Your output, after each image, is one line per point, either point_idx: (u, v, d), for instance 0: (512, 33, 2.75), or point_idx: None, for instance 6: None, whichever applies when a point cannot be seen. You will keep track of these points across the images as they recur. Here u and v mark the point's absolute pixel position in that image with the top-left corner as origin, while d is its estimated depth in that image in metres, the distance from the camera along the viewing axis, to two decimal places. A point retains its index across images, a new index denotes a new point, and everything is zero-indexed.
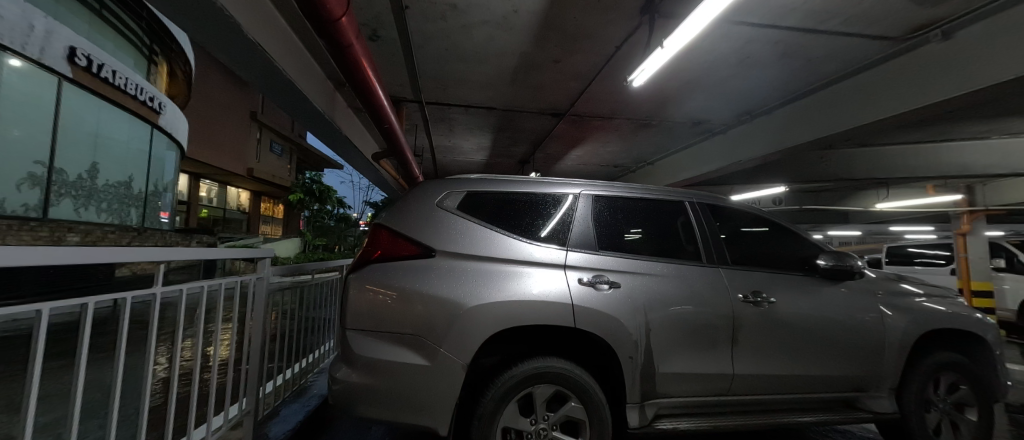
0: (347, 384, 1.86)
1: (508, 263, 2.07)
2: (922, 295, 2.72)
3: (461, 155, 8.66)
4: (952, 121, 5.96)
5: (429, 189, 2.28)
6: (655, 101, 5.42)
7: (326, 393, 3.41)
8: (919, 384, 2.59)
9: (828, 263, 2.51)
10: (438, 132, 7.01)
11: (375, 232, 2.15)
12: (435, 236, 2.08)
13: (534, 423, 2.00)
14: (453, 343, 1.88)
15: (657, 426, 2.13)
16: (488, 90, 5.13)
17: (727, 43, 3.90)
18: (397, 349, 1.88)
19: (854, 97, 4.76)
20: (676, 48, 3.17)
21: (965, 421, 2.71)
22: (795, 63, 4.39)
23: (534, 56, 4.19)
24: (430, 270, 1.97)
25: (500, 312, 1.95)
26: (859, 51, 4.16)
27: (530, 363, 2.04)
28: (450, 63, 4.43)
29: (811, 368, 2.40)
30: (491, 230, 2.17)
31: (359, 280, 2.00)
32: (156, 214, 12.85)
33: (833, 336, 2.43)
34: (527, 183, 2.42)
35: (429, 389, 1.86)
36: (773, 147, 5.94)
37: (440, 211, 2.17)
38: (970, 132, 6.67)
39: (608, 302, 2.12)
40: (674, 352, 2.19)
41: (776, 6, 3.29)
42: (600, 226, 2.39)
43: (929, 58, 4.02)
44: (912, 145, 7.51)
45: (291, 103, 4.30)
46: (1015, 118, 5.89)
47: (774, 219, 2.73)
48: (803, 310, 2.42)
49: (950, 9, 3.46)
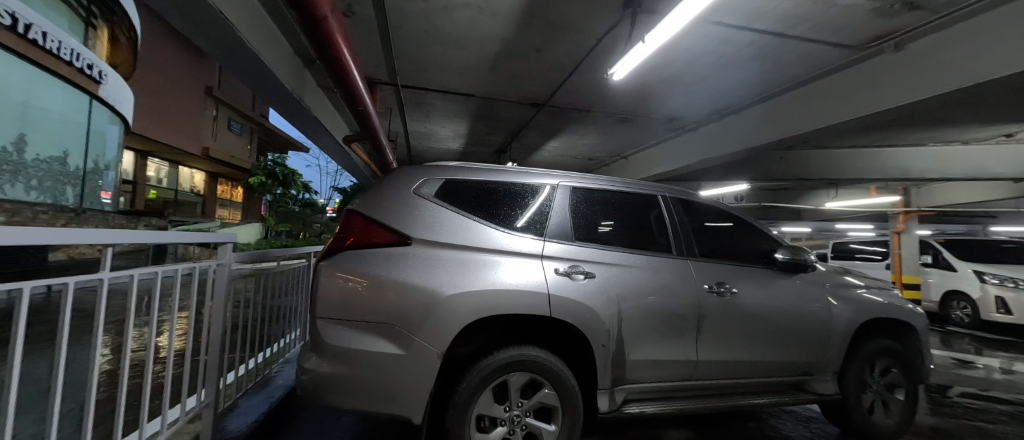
0: (317, 374, 1.80)
1: (479, 251, 2.06)
2: (863, 286, 2.99)
3: (437, 142, 8.49)
4: (896, 128, 6.51)
5: (405, 177, 2.23)
6: (634, 95, 5.52)
7: (292, 384, 3.40)
8: (858, 367, 2.85)
9: (786, 257, 2.70)
10: (413, 117, 6.82)
11: (347, 218, 2.10)
12: (413, 222, 2.04)
13: (508, 410, 2.04)
14: (428, 331, 1.86)
15: (626, 410, 2.22)
16: (467, 75, 5.03)
17: (704, 41, 4.01)
18: (370, 337, 1.83)
19: (816, 102, 5.05)
20: (657, 43, 3.17)
21: (895, 401, 3.01)
22: (766, 64, 4.55)
23: (515, 43, 4.13)
24: (405, 259, 1.92)
25: (475, 301, 1.95)
26: (822, 57, 4.41)
27: (505, 351, 2.05)
28: (429, 46, 4.28)
29: (765, 354, 2.57)
30: (469, 218, 2.16)
31: (330, 266, 1.93)
32: (97, 194, 11.93)
33: (787, 324, 2.62)
34: (507, 173, 2.42)
35: (403, 378, 1.83)
36: (740, 145, 6.24)
37: (418, 198, 2.13)
38: (912, 140, 7.30)
39: (582, 292, 2.16)
40: (644, 340, 2.28)
41: (750, 9, 3.40)
42: (575, 218, 2.43)
43: (883, 67, 4.32)
44: (858, 149, 8.18)
45: (254, 77, 4.00)
46: (949, 128, 6.50)
47: (739, 215, 2.87)
48: (760, 299, 2.59)
49: (906, 22, 3.71)
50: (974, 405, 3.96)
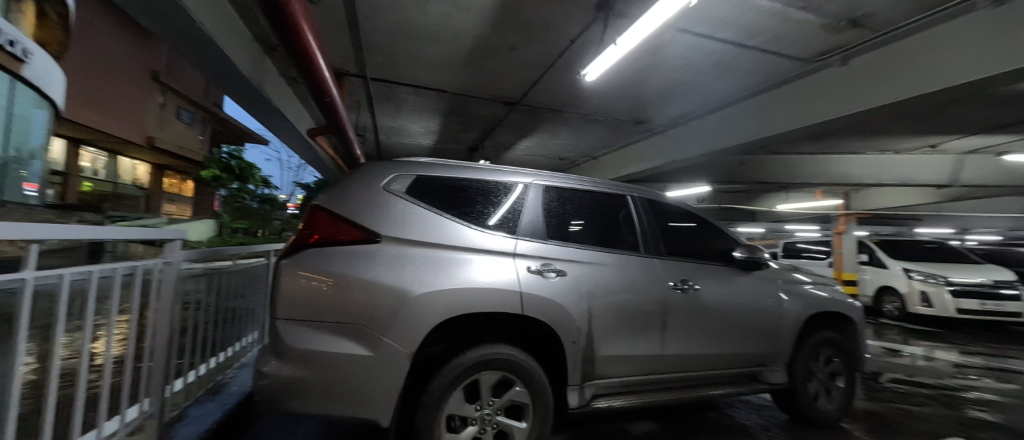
0: (276, 378, 1.71)
1: (451, 249, 2.03)
2: (810, 282, 3.23)
3: (408, 137, 8.31)
4: (839, 137, 7.10)
5: (375, 172, 2.16)
6: (605, 97, 5.65)
7: (248, 389, 3.15)
8: (805, 358, 3.08)
9: (744, 255, 2.86)
10: (383, 111, 6.62)
11: (312, 214, 2.00)
12: (382, 220, 1.98)
13: (479, 409, 2.03)
14: (398, 331, 1.81)
15: (595, 404, 2.27)
16: (440, 71, 4.94)
17: (671, 48, 4.17)
18: (336, 338, 1.76)
19: (771, 109, 5.40)
20: (628, 47, 3.26)
21: (836, 387, 3.27)
22: (727, 72, 4.80)
23: (489, 40, 4.10)
24: (374, 257, 1.86)
25: (447, 300, 1.92)
26: (777, 68, 4.71)
27: (477, 350, 2.04)
28: (401, 39, 4.16)
29: (723, 347, 2.71)
30: (441, 216, 2.12)
31: (292, 264, 1.83)
32: (19, 185, 10.67)
33: (743, 318, 2.78)
34: (479, 170, 2.41)
35: (371, 380, 1.77)
36: (702, 149, 6.55)
37: (388, 195, 2.06)
38: (852, 148, 7.99)
39: (553, 290, 2.19)
40: (613, 336, 2.34)
41: (714, 18, 3.57)
42: (548, 216, 2.45)
43: (829, 80, 4.69)
44: (806, 156, 8.84)
45: (208, 63, 3.73)
46: (883, 138, 7.17)
47: (702, 215, 3.01)
48: (720, 294, 2.73)
49: (850, 39, 4.03)
50: (901, 389, 4.40)
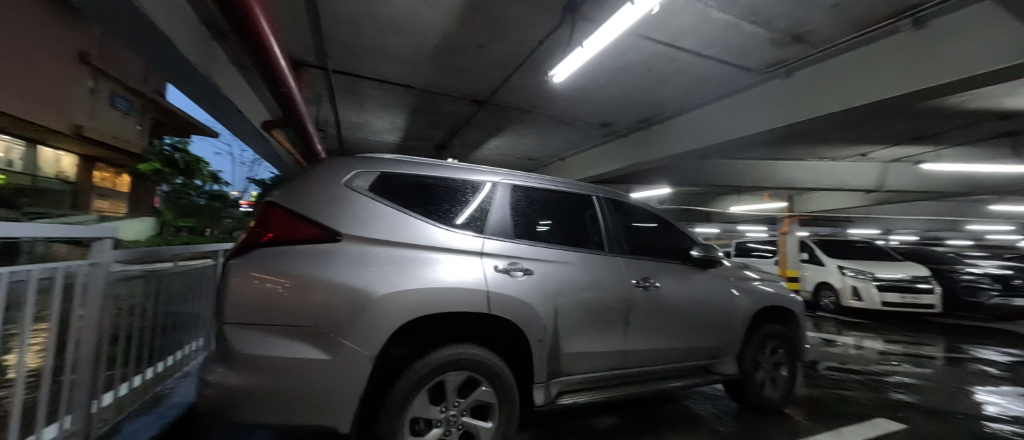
0: (222, 387, 1.58)
1: (416, 249, 1.99)
2: (758, 278, 3.46)
3: (373, 133, 8.03)
4: (784, 144, 7.69)
5: (335, 168, 2.07)
6: (573, 99, 5.75)
7: (192, 400, 2.88)
8: (753, 349, 3.30)
9: (700, 253, 3.02)
10: (345, 105, 6.35)
11: (266, 212, 1.88)
12: (343, 218, 1.89)
13: (444, 411, 2.00)
14: (359, 333, 1.73)
15: (560, 401, 2.30)
16: (407, 66, 4.82)
17: (634, 53, 4.32)
18: (292, 342, 1.66)
19: (725, 116, 5.74)
20: (593, 50, 3.33)
21: (780, 376, 3.53)
22: (687, 79, 5.04)
23: (457, 37, 4.05)
24: (334, 257, 1.77)
25: (411, 300, 1.87)
26: (731, 78, 5.02)
27: (443, 351, 2.00)
28: (365, 31, 4.02)
29: (681, 341, 2.85)
30: (406, 215, 2.07)
31: (242, 265, 1.71)
32: None
33: (699, 314, 2.94)
34: (446, 168, 2.37)
35: (329, 384, 1.69)
36: (664, 152, 6.85)
37: (349, 192, 1.98)
38: (796, 154, 8.67)
39: (521, 288, 2.20)
40: (578, 333, 2.39)
41: (674, 27, 3.74)
42: (515, 215, 2.46)
43: (775, 91, 5.07)
44: (756, 161, 9.49)
45: (147, 46, 3.40)
46: (822, 146, 7.85)
47: (662, 215, 3.14)
48: (678, 291, 2.87)
49: (794, 53, 4.37)
50: (834, 376, 4.84)
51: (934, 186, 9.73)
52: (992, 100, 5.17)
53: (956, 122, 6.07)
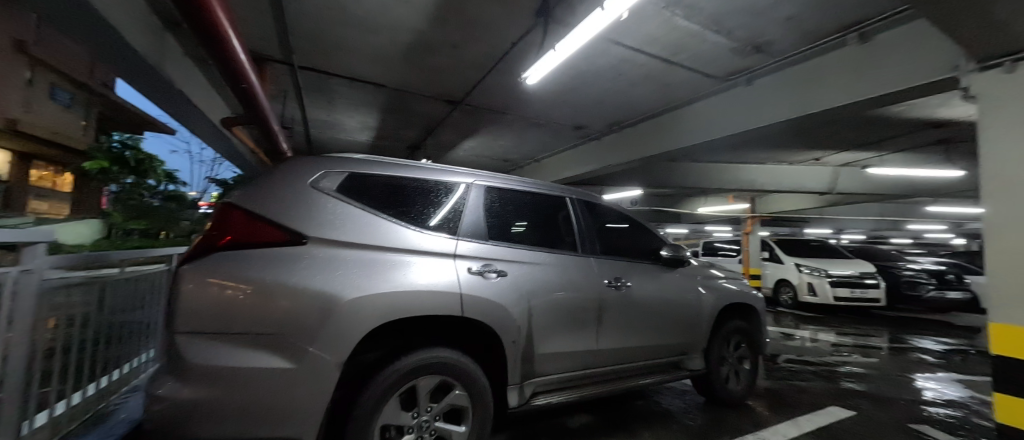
0: (172, 402, 1.47)
1: (387, 251, 1.94)
2: (722, 277, 3.62)
3: (343, 132, 7.78)
4: (747, 149, 8.08)
5: (300, 168, 1.99)
6: (547, 101, 5.81)
7: (141, 416, 2.67)
8: (718, 345, 3.44)
9: (669, 253, 3.12)
10: (313, 103, 6.13)
11: (225, 213, 1.77)
12: (309, 220, 1.82)
13: (416, 416, 1.95)
14: (325, 340, 1.67)
15: (533, 402, 2.31)
16: (378, 64, 4.71)
17: (605, 57, 4.41)
18: (252, 351, 1.57)
19: (692, 121, 5.97)
20: (565, 53, 3.38)
21: (743, 370, 3.70)
22: (657, 84, 5.20)
23: (430, 36, 4.00)
24: (299, 260, 1.70)
25: (382, 304, 1.82)
26: (696, 84, 5.23)
27: (415, 355, 1.96)
28: (334, 27, 3.90)
29: (651, 339, 2.93)
30: (377, 217, 2.02)
31: (197, 270, 1.59)
32: None
33: (669, 312, 3.03)
34: (418, 169, 2.33)
35: (292, 394, 1.61)
36: (635, 155, 7.05)
37: (315, 193, 1.91)
38: (758, 158, 9.14)
39: (495, 290, 2.19)
40: (552, 334, 2.41)
41: (643, 34, 3.86)
42: (489, 217, 2.45)
43: (737, 98, 5.33)
44: (721, 164, 9.93)
45: (89, 35, 3.14)
46: (780, 151, 8.31)
47: (633, 216, 3.23)
48: (648, 290, 2.95)
49: (754, 62, 4.61)
50: (792, 368, 5.13)
51: (878, 189, 10.52)
52: (926, 110, 5.67)
53: (897, 129, 6.59)
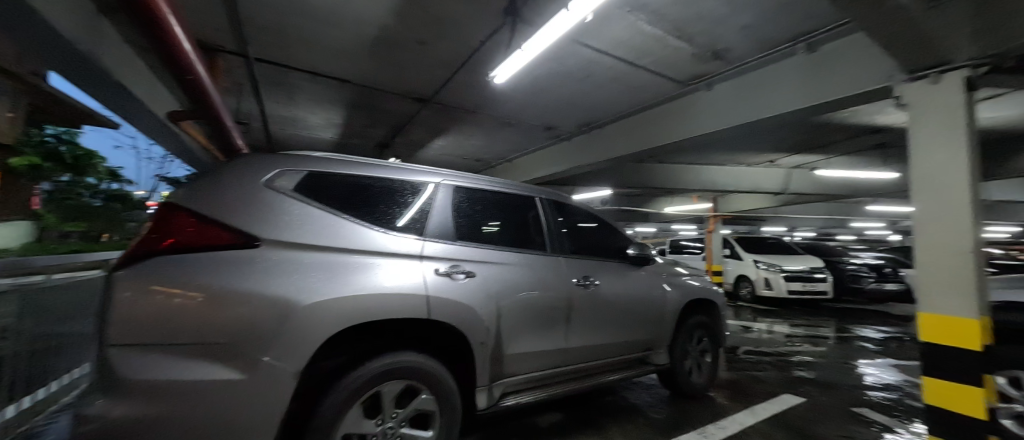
0: (98, 423, 1.32)
1: (349, 253, 1.86)
2: (687, 274, 3.76)
3: (306, 129, 7.45)
4: (709, 151, 8.45)
5: (252, 165, 1.87)
6: (517, 101, 5.82)
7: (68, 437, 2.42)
8: (682, 340, 3.57)
9: (636, 252, 3.20)
10: (272, 98, 5.82)
11: (168, 214, 1.60)
12: (262, 221, 1.71)
13: (380, 423, 1.88)
14: (280, 348, 1.57)
15: (502, 403, 2.29)
16: (342, 59, 4.54)
17: (574, 59, 4.46)
18: (198, 362, 1.45)
19: (657, 123, 6.17)
20: (532, 53, 3.39)
21: (706, 363, 3.85)
22: (624, 87, 5.34)
23: (396, 32, 3.90)
24: (251, 264, 1.59)
25: (343, 308, 1.74)
26: (661, 88, 5.41)
27: (379, 360, 1.89)
28: (292, 19, 3.72)
29: (619, 335, 2.99)
30: (339, 218, 1.93)
31: (134, 276, 1.43)
32: None
33: (635, 309, 3.11)
34: (383, 168, 2.26)
35: (243, 407, 1.51)
36: (604, 156, 7.20)
37: (270, 192, 1.80)
38: (719, 160, 9.58)
39: (463, 292, 2.15)
40: (521, 334, 2.40)
41: (609, 36, 3.94)
42: (458, 217, 2.42)
43: (699, 102, 5.55)
44: (686, 165, 10.34)
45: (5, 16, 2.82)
46: (738, 153, 8.76)
47: (601, 216, 3.29)
48: (616, 288, 3.01)
49: (713, 68, 4.82)
50: (750, 359, 5.41)
51: (826, 189, 11.32)
52: (865, 117, 6.15)
53: (841, 134, 7.10)
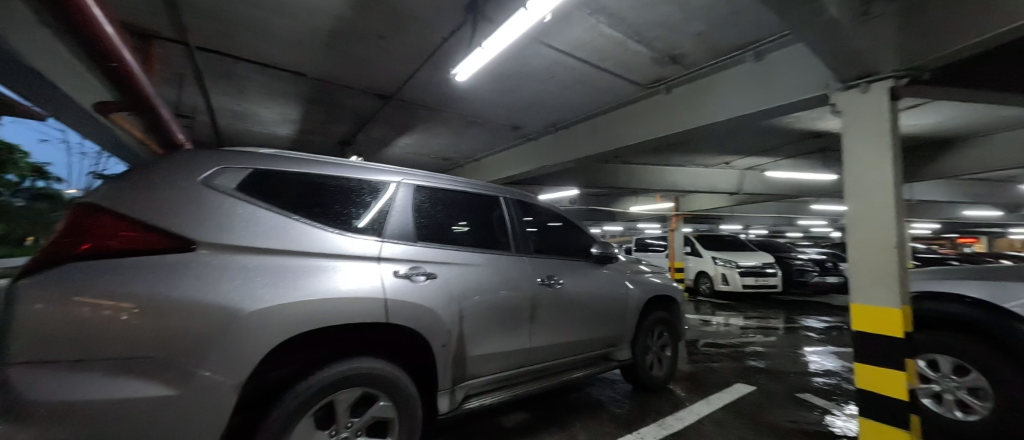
0: None
1: (300, 256, 1.76)
2: (649, 271, 3.88)
3: (259, 124, 7.02)
4: (669, 152, 8.79)
5: (189, 162, 1.72)
6: (483, 100, 5.78)
7: None
8: (644, 335, 3.68)
9: (599, 250, 3.27)
10: (220, 90, 5.44)
11: (82, 215, 1.41)
12: (199, 222, 1.57)
13: (334, 434, 1.80)
14: (221, 359, 1.45)
15: (465, 406, 2.27)
16: (296, 51, 4.32)
17: (538, 58, 4.48)
18: (120, 380, 1.29)
19: (621, 124, 6.34)
20: (493, 51, 3.37)
21: (666, 357, 4.00)
22: (589, 88, 5.43)
23: (353, 24, 3.75)
24: (187, 270, 1.44)
25: (293, 315, 1.64)
26: (623, 90, 5.56)
27: (333, 368, 1.80)
28: (238, 6, 3.49)
29: (582, 333, 3.04)
30: (288, 219, 1.83)
31: (46, 285, 1.23)
32: None
33: (598, 306, 3.17)
34: (339, 167, 2.17)
35: (175, 426, 1.37)
36: (570, 155, 7.31)
37: (209, 191, 1.66)
38: (679, 161, 9.99)
39: (423, 294, 2.10)
40: (483, 335, 2.38)
41: (571, 37, 3.99)
42: (419, 217, 2.36)
43: (660, 104, 5.75)
44: (649, 166, 10.71)
45: None
46: (696, 154, 9.17)
47: (566, 215, 3.33)
48: (580, 287, 3.06)
49: (671, 73, 5.01)
50: (708, 351, 5.68)
51: (776, 190, 12.10)
52: (808, 123, 6.63)
53: (787, 138, 7.61)
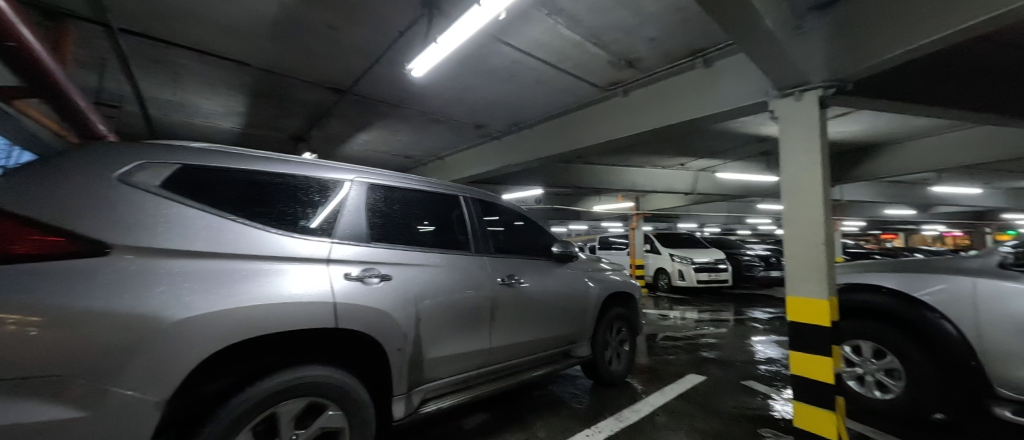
0: None
1: (237, 260, 1.63)
2: (609, 269, 3.98)
3: (199, 117, 6.49)
4: (629, 153, 9.09)
5: (103, 155, 1.53)
6: (445, 97, 5.69)
7: None
8: (603, 331, 3.78)
9: (559, 249, 3.31)
10: (152, 77, 4.97)
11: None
12: (116, 221, 1.40)
13: None
14: (140, 375, 1.30)
15: (422, 410, 2.21)
16: (239, 38, 4.02)
17: (499, 57, 4.47)
18: (14, 403, 1.09)
19: (583, 125, 6.46)
20: (449, 46, 3.32)
21: (625, 351, 4.12)
22: (551, 88, 5.49)
23: (301, 13, 3.55)
24: (98, 276, 1.26)
25: (228, 323, 1.51)
26: (583, 91, 5.67)
27: (274, 378, 1.68)
28: None
29: (542, 331, 3.06)
30: (224, 219, 1.68)
31: None
32: None
33: (558, 304, 3.21)
34: (284, 163, 2.04)
35: None
36: (533, 155, 7.37)
37: (127, 188, 1.48)
38: (638, 162, 10.37)
39: (377, 297, 2.02)
40: (441, 337, 2.33)
41: (529, 37, 4.01)
42: (373, 217, 2.27)
43: (619, 106, 5.93)
44: (610, 167, 11.02)
45: None
46: (654, 155, 9.56)
47: (526, 215, 3.35)
48: (540, 285, 3.07)
49: (628, 76, 5.18)
50: (664, 344, 5.93)
51: (727, 190, 12.88)
52: (753, 127, 7.09)
53: (734, 141, 8.12)
